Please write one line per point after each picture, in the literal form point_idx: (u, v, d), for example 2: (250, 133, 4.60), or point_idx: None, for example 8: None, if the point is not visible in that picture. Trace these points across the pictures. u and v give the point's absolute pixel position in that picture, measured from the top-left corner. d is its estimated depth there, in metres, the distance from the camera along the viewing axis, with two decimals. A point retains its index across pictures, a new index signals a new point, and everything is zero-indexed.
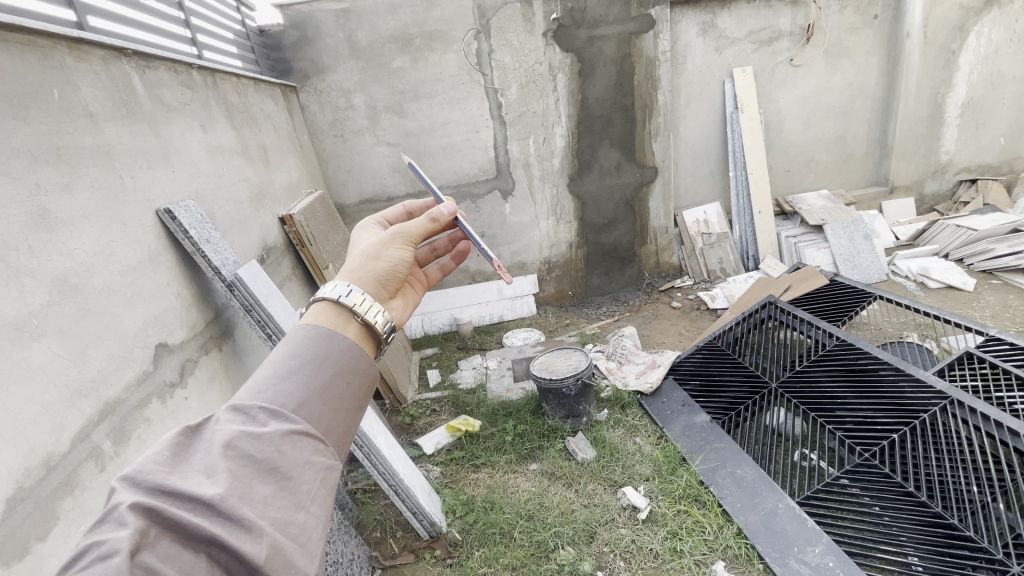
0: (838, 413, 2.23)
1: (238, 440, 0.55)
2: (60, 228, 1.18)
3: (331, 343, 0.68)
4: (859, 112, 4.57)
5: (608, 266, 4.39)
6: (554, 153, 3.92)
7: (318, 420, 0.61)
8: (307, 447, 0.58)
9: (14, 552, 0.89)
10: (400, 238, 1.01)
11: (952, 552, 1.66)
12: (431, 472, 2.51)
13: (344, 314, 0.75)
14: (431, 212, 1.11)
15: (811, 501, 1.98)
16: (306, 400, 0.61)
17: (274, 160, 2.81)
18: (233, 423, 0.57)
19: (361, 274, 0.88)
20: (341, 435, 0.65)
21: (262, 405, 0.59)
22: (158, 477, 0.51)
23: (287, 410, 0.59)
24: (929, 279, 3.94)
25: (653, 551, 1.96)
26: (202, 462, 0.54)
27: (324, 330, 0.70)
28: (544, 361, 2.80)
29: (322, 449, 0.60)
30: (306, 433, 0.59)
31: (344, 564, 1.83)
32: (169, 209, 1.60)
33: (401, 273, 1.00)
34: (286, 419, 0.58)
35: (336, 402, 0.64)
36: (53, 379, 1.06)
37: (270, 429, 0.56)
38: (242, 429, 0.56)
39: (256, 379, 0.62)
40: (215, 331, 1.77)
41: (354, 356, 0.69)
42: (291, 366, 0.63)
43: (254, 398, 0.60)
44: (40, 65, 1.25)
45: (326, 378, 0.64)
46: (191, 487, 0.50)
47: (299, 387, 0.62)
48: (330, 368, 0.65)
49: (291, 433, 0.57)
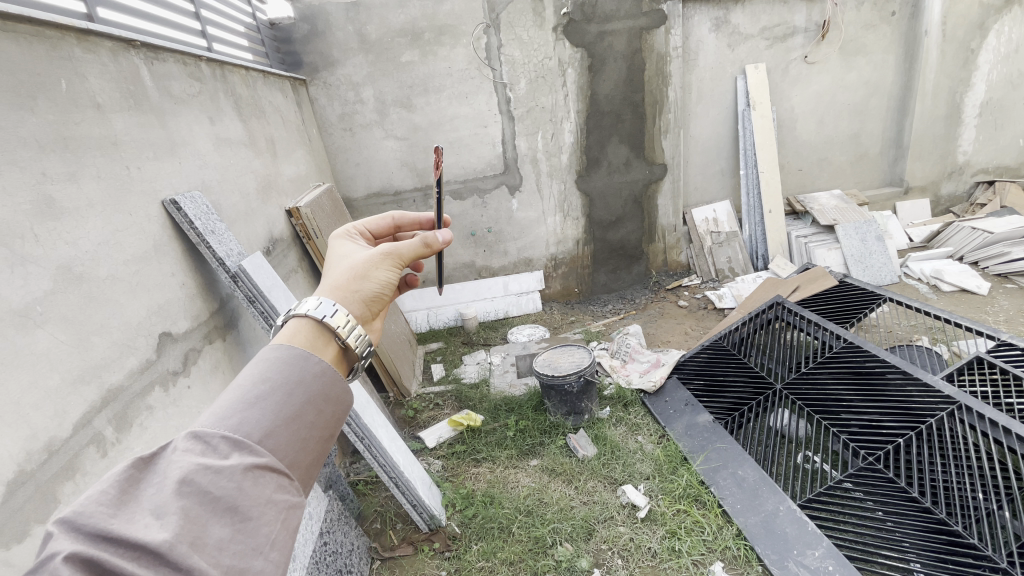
0: (843, 416, 2.20)
1: (195, 473, 0.54)
2: (66, 217, 1.20)
3: (306, 366, 0.70)
4: (875, 110, 4.48)
5: (615, 263, 4.36)
6: (562, 148, 3.90)
7: (283, 452, 0.62)
8: (270, 484, 0.58)
9: (14, 535, 0.91)
10: (392, 259, 1.02)
11: (955, 560, 1.63)
12: (433, 465, 2.53)
13: (325, 336, 0.77)
14: (428, 234, 1.10)
15: (813, 504, 1.97)
16: (272, 430, 0.61)
17: (282, 153, 2.83)
18: (192, 453, 0.56)
19: (348, 294, 0.91)
20: (304, 469, 0.65)
21: (224, 435, 0.58)
22: (101, 521, 0.49)
23: (251, 440, 0.59)
24: (942, 282, 3.87)
25: (651, 550, 1.96)
26: (152, 501, 0.52)
27: (300, 352, 0.71)
28: (547, 357, 2.80)
29: (286, 484, 0.60)
30: (270, 467, 0.59)
31: (343, 555, 1.87)
32: (175, 200, 1.61)
33: (386, 295, 1.01)
34: (249, 451, 0.59)
35: (303, 433, 0.65)
36: (55, 365, 1.08)
37: (232, 463, 0.56)
38: (201, 462, 0.55)
39: (221, 406, 0.62)
40: (219, 322, 1.79)
41: (327, 381, 0.71)
42: (259, 392, 0.64)
43: (216, 425, 0.60)
44: (48, 55, 1.26)
45: (296, 406, 0.65)
46: (139, 533, 0.49)
47: (265, 416, 0.62)
48: (302, 394, 0.66)
49: (253, 468, 0.57)
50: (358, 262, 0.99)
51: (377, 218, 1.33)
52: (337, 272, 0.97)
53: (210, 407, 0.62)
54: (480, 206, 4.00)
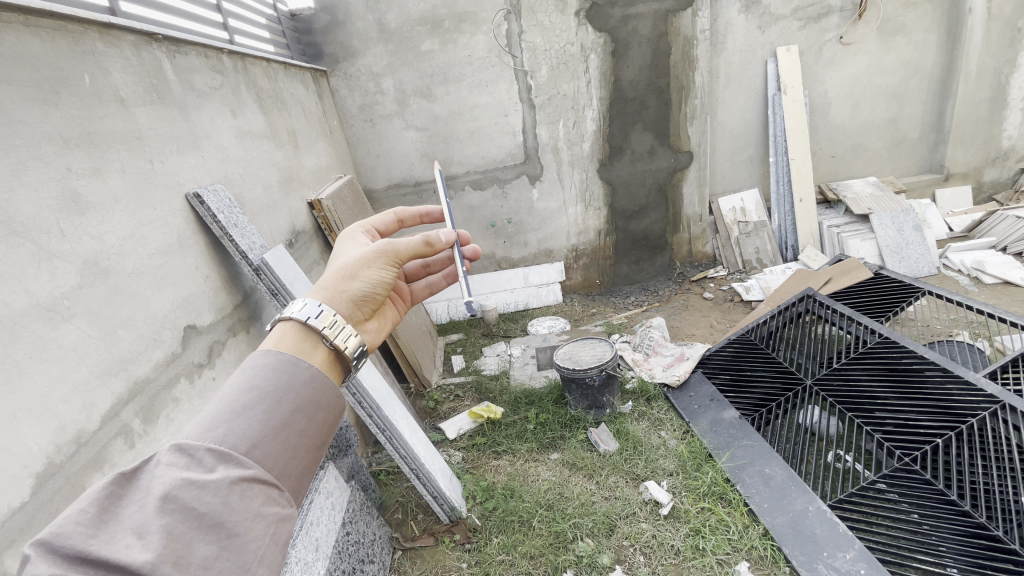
0: (877, 415, 2.11)
1: (179, 488, 0.56)
2: (91, 211, 1.21)
3: (294, 372, 0.73)
4: (914, 93, 4.26)
5: (638, 254, 4.28)
6: (584, 137, 3.82)
7: (271, 463, 0.65)
8: (257, 498, 0.60)
9: (43, 526, 0.92)
10: (385, 257, 1.03)
11: (995, 566, 1.56)
12: (453, 457, 2.54)
13: (312, 338, 0.81)
14: (429, 232, 1.09)
15: (844, 504, 1.89)
16: (259, 440, 0.64)
17: (304, 145, 2.84)
18: (175, 467, 0.58)
19: (336, 293, 0.93)
20: (293, 481, 0.68)
21: (210, 448, 0.60)
22: (80, 542, 0.50)
23: (237, 452, 0.62)
24: (984, 274, 3.68)
25: (674, 547, 1.92)
26: (134, 520, 0.53)
27: (288, 357, 0.75)
28: (568, 350, 2.77)
29: (275, 497, 0.63)
30: (257, 479, 0.62)
31: (365, 544, 1.89)
32: (198, 193, 1.62)
33: (378, 294, 1.02)
34: (234, 463, 0.61)
35: (292, 442, 0.68)
36: (82, 359, 1.09)
37: (217, 476, 0.58)
38: (186, 476, 0.57)
39: (206, 417, 0.64)
40: (243, 314, 1.81)
41: (316, 389, 0.74)
42: (245, 403, 0.66)
43: (200, 438, 0.62)
44: (71, 50, 1.27)
45: (284, 415, 0.69)
46: (121, 552, 0.50)
47: (252, 427, 0.65)
48: (290, 403, 0.70)
49: (240, 480, 0.60)
50: (351, 259, 1.00)
51: (380, 215, 1.34)
52: (330, 270, 0.99)
53: (195, 419, 0.64)
54: (500, 196, 3.96)
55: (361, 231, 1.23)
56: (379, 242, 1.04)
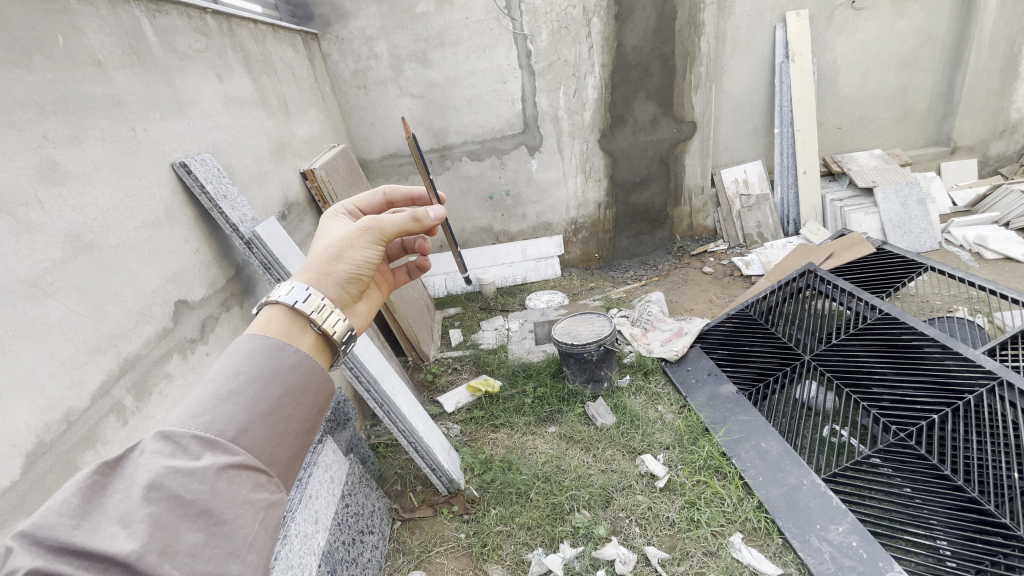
0: (874, 390, 2.11)
1: (165, 476, 0.54)
2: (71, 182, 1.16)
3: (282, 357, 0.71)
4: (926, 62, 4.13)
5: (638, 227, 4.22)
6: (585, 106, 3.70)
7: (260, 448, 0.63)
8: (245, 483, 0.58)
9: (35, 505, 0.91)
10: (370, 237, 0.99)
11: (985, 539, 1.58)
12: (451, 429, 2.56)
13: (299, 322, 0.77)
14: (416, 208, 1.05)
15: (837, 478, 1.92)
16: (248, 426, 0.62)
17: (295, 113, 2.74)
18: (161, 453, 0.56)
19: (321, 275, 0.89)
20: (283, 466, 0.66)
21: (195, 434, 0.58)
22: (64, 532, 0.48)
23: (224, 439, 0.60)
24: (986, 249, 3.65)
25: (669, 519, 1.95)
26: (118, 509, 0.51)
27: (275, 342, 0.72)
28: (567, 325, 2.75)
29: (264, 481, 0.61)
30: (246, 465, 0.60)
31: (364, 516, 1.91)
32: (185, 163, 1.56)
33: (364, 276, 0.98)
34: (222, 450, 0.59)
35: (281, 427, 0.66)
36: (69, 336, 1.06)
37: (204, 463, 0.56)
38: (171, 463, 0.55)
39: (192, 403, 0.62)
40: (236, 288, 1.77)
41: (304, 373, 0.72)
42: (231, 388, 0.64)
43: (186, 425, 0.59)
44: (41, 7, 1.19)
45: (273, 400, 0.66)
46: (106, 542, 0.48)
47: (239, 413, 0.63)
48: (278, 388, 0.68)
49: (227, 467, 0.58)
50: (334, 240, 0.96)
51: (365, 193, 1.29)
52: (313, 253, 0.94)
53: (180, 406, 0.62)
54: (498, 167, 3.87)
55: (346, 210, 1.18)
56: (364, 220, 1.00)
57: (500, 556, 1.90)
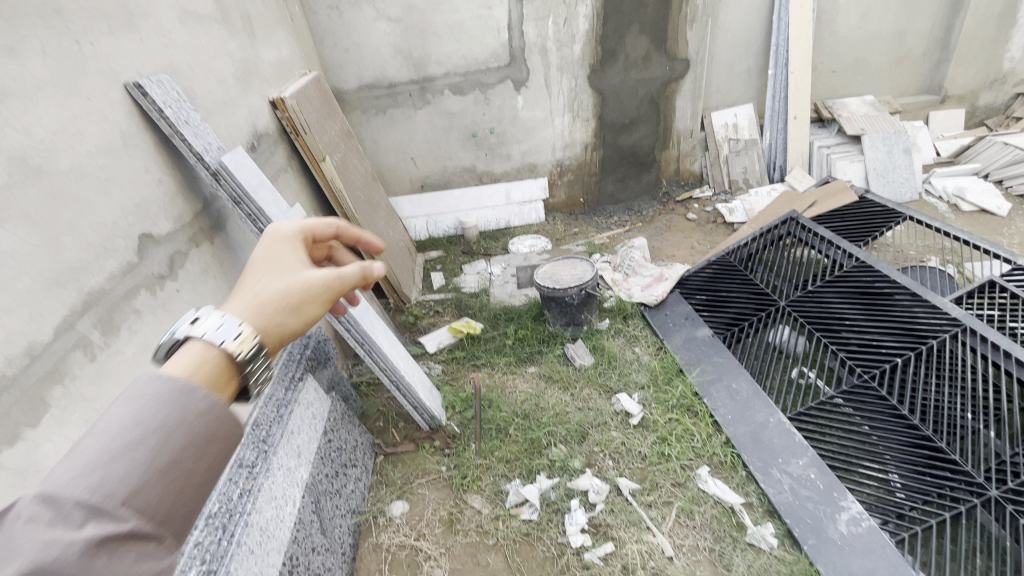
0: (843, 334, 2.19)
1: (32, 554, 0.49)
2: (9, 98, 1.05)
3: (185, 408, 0.62)
4: (928, 3, 3.97)
5: (625, 171, 4.13)
6: (575, 38, 3.50)
7: (154, 507, 0.57)
8: (128, 556, 0.53)
9: (3, 438, 0.89)
10: (325, 304, 0.89)
11: (934, 473, 1.69)
12: (433, 369, 2.60)
13: (229, 372, 0.73)
14: (366, 262, 0.99)
15: (801, 416, 2.02)
16: (139, 488, 0.56)
17: (262, 34, 2.52)
18: (32, 523, 0.51)
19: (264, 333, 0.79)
20: (184, 520, 0.61)
21: (77, 501, 0.53)
22: None
23: (110, 504, 0.54)
24: (963, 201, 3.70)
25: (641, 453, 2.05)
26: None
27: (181, 390, 0.64)
28: (550, 268, 2.74)
29: (152, 550, 0.56)
30: (130, 535, 0.55)
31: (347, 450, 1.96)
32: (139, 84, 1.43)
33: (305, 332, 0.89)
34: (103, 519, 0.53)
35: (182, 481, 0.60)
36: (24, 266, 1.00)
37: (78, 539, 0.51)
38: (39, 539, 0.50)
39: (78, 457, 0.55)
40: (205, 223, 1.69)
41: (215, 423, 0.64)
42: (122, 445, 0.57)
43: (66, 485, 0.53)
44: None
45: (175, 451, 0.59)
46: None
47: (130, 473, 0.56)
48: (183, 437, 0.60)
49: (105, 542, 0.52)
50: (285, 288, 0.85)
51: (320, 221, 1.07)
52: (251, 303, 0.81)
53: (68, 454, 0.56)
54: (482, 103, 3.69)
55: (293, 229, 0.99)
56: (324, 275, 0.90)
57: (480, 487, 1.99)
